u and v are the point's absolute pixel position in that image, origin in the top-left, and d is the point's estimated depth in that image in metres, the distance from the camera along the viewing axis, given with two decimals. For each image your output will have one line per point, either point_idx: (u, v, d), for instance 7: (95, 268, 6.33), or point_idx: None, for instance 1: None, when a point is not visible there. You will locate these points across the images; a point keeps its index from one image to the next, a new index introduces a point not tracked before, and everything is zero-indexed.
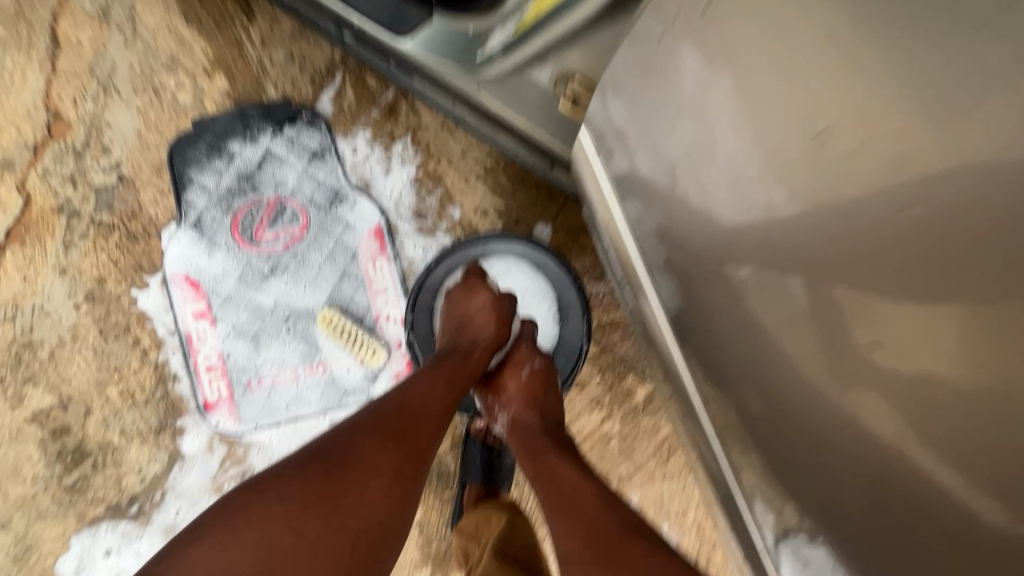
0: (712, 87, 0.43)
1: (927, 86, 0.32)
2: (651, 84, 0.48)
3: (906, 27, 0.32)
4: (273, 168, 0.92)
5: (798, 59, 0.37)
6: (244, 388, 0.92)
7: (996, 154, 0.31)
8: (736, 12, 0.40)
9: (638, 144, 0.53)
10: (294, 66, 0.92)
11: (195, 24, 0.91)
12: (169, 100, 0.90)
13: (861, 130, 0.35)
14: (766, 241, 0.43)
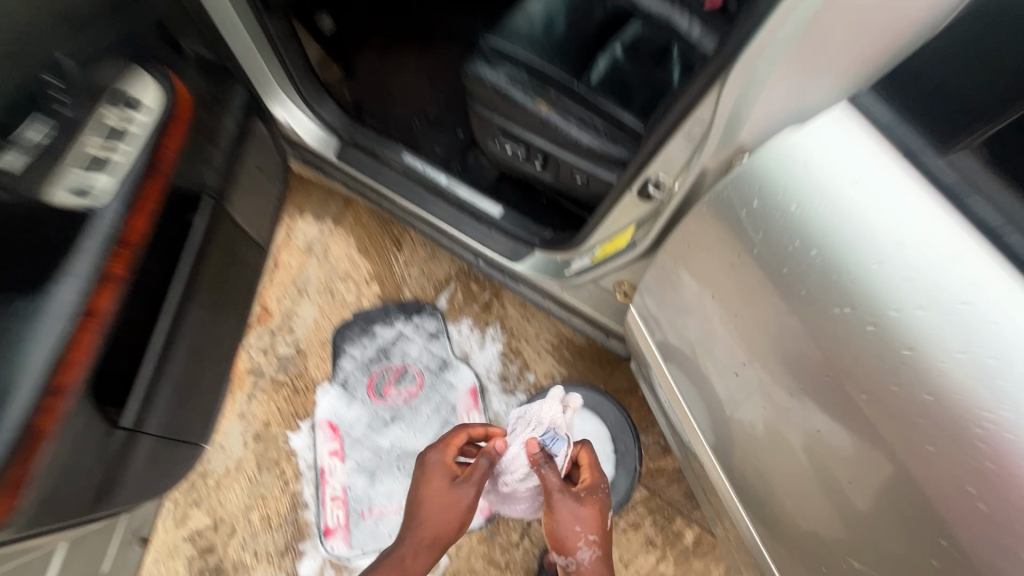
0: (702, 301, 0.65)
1: (812, 315, 0.51)
2: (668, 295, 0.71)
3: (792, 281, 0.52)
4: (402, 343, 1.29)
5: (740, 291, 0.58)
6: (358, 516, 1.13)
7: (858, 357, 0.47)
8: (703, 260, 0.62)
9: (671, 330, 0.75)
10: (424, 277, 1.35)
11: (364, 252, 1.38)
12: (339, 299, 1.33)
13: (786, 336, 0.54)
14: (761, 399, 0.61)
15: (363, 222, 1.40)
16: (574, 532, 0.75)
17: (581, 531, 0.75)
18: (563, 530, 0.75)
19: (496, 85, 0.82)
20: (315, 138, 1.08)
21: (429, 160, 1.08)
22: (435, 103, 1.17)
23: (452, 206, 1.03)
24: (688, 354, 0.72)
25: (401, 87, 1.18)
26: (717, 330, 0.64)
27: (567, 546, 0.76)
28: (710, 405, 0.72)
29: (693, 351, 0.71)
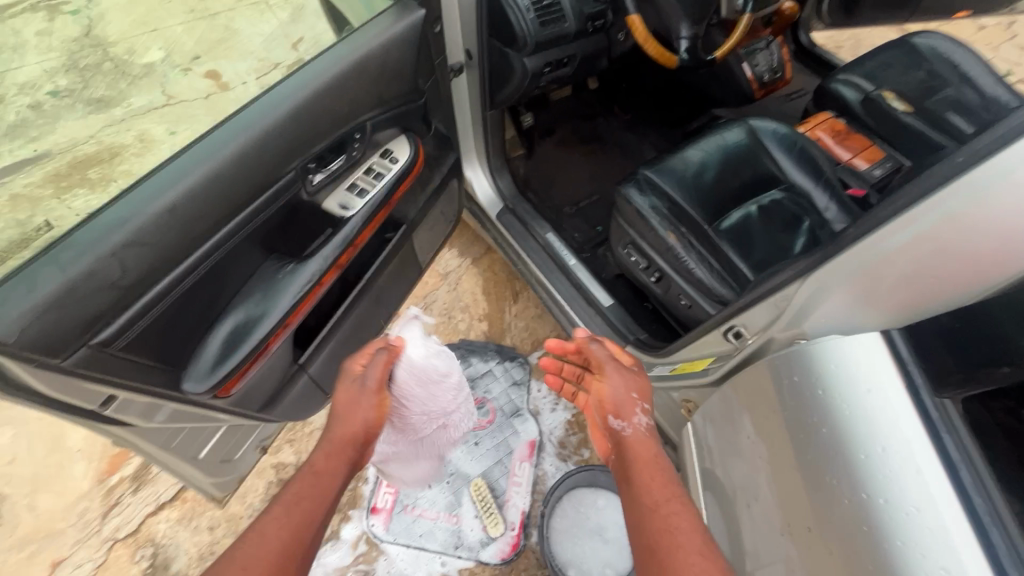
0: (754, 443, 0.67)
1: (830, 484, 0.52)
2: (727, 427, 0.74)
3: (825, 446, 0.54)
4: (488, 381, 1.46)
5: (782, 445, 0.60)
6: (401, 508, 1.28)
7: (860, 535, 0.48)
8: (763, 407, 0.65)
9: (720, 464, 0.76)
10: (526, 333, 1.55)
11: (486, 293, 1.60)
12: (453, 324, 1.55)
13: (804, 499, 0.55)
14: (772, 559, 0.59)
15: (494, 268, 1.64)
16: (629, 397, 0.74)
17: (635, 397, 0.74)
18: (620, 395, 0.74)
19: (640, 208, 1.01)
20: (488, 200, 1.31)
21: (567, 242, 1.29)
22: (587, 198, 1.40)
23: (572, 285, 1.21)
24: (733, 495, 0.72)
25: (566, 178, 1.43)
26: (761, 463, 0.65)
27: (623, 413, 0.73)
28: (733, 558, 0.70)
29: (736, 498, 0.71)
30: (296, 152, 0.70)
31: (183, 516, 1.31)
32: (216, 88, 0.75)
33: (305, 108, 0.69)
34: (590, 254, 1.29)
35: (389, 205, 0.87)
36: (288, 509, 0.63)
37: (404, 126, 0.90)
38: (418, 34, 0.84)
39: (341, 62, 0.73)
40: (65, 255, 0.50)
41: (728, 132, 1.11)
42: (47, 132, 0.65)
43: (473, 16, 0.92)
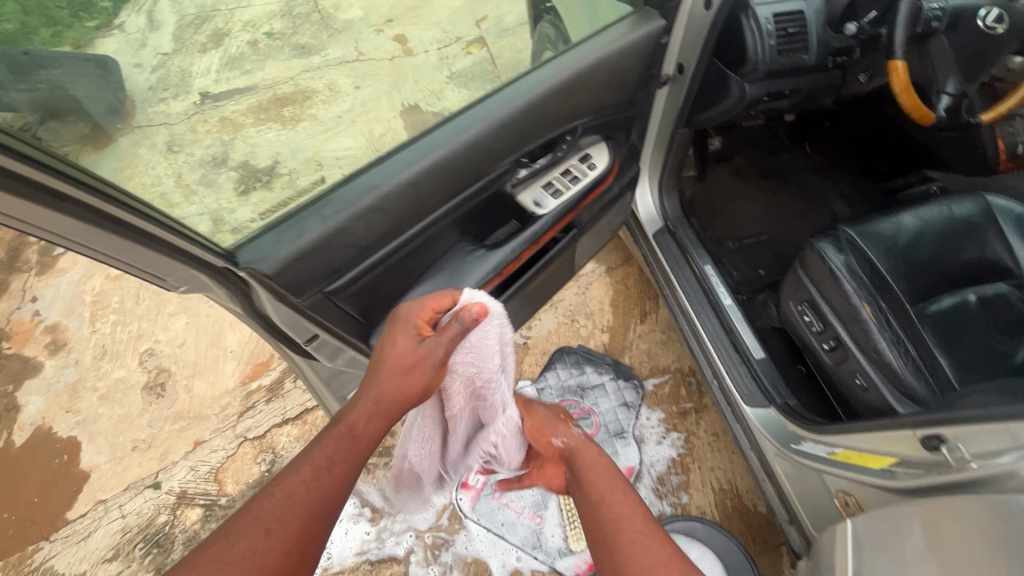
0: (921, 554, 0.61)
1: None
2: (887, 526, 0.68)
3: None
4: (598, 394, 1.43)
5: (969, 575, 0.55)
6: (489, 492, 1.32)
7: None
8: (950, 524, 0.59)
9: (865, 562, 0.70)
10: (647, 356, 1.50)
11: (615, 306, 1.57)
12: (575, 327, 1.53)
13: None
14: None
15: (628, 284, 1.60)
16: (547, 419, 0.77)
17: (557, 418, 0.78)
18: (541, 422, 0.78)
19: (833, 266, 0.91)
20: (648, 217, 1.28)
21: (724, 280, 1.21)
22: (755, 237, 1.30)
23: (721, 327, 1.14)
24: None
25: (734, 210, 1.34)
26: None
27: (544, 435, 0.76)
28: None
29: None
30: (515, 146, 0.72)
31: (301, 435, 1.46)
32: (396, 54, 0.87)
33: (536, 105, 0.70)
34: (747, 298, 1.20)
35: (575, 210, 0.87)
36: (326, 466, 0.58)
37: (607, 134, 0.89)
38: (651, 43, 0.83)
39: (579, 63, 0.73)
40: (325, 207, 0.55)
41: (957, 201, 0.97)
42: (257, 67, 0.76)
43: (703, 30, 0.89)
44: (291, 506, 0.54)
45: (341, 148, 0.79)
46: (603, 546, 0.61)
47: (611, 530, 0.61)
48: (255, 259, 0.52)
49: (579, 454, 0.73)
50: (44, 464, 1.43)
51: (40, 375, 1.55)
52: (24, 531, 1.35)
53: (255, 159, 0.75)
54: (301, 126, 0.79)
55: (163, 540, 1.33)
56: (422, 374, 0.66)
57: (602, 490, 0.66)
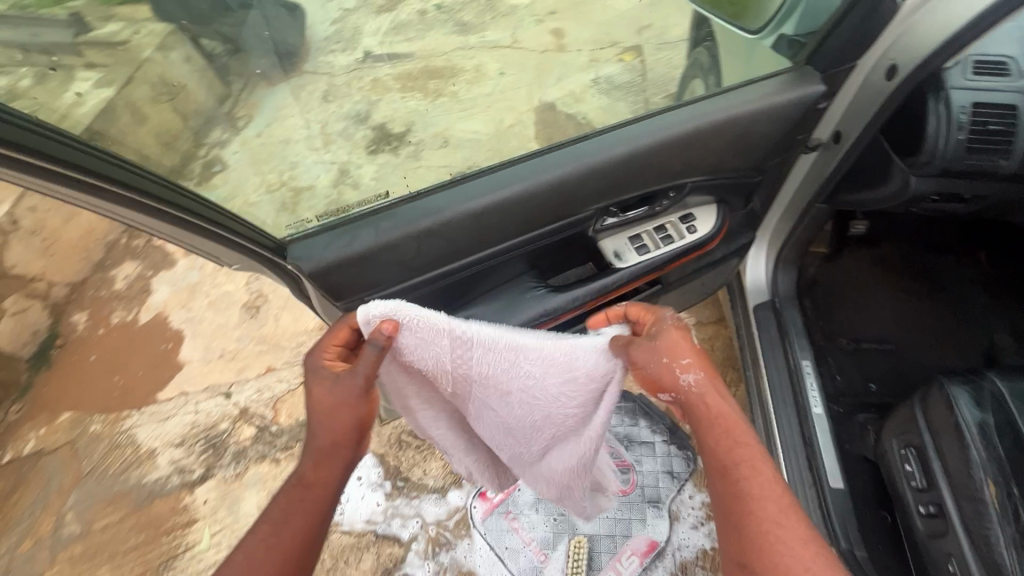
0: None
1: None
2: None
3: None
4: (644, 452, 1.35)
5: None
6: (503, 511, 1.30)
7: None
8: None
9: None
10: None
11: None
12: None
13: None
14: None
15: (714, 347, 1.47)
16: (664, 363, 0.60)
17: (676, 361, 0.61)
18: (654, 367, 0.60)
19: (960, 420, 0.74)
20: (755, 285, 1.15)
21: (821, 384, 1.05)
22: (876, 342, 1.11)
23: (799, 436, 0.99)
24: None
25: (862, 304, 1.15)
26: None
27: (663, 383, 0.62)
28: None
29: None
30: (607, 193, 0.74)
31: None
32: (549, 46, 0.86)
33: (638, 156, 0.71)
34: (845, 413, 1.03)
35: (663, 270, 0.84)
36: (284, 521, 0.62)
37: (722, 196, 0.86)
38: (800, 110, 0.76)
39: (697, 120, 0.71)
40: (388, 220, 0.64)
41: None
42: (418, 36, 0.84)
43: (877, 104, 0.77)
44: (259, 559, 0.60)
45: (470, 128, 0.86)
46: (733, 511, 0.57)
47: (748, 499, 0.56)
48: (304, 256, 0.62)
49: (709, 399, 0.61)
50: (154, 346, 1.67)
51: (172, 270, 1.80)
52: (125, 396, 1.58)
53: (391, 123, 0.85)
54: (439, 101, 0.85)
55: (218, 444, 1.47)
56: (350, 409, 0.62)
57: (731, 447, 0.59)
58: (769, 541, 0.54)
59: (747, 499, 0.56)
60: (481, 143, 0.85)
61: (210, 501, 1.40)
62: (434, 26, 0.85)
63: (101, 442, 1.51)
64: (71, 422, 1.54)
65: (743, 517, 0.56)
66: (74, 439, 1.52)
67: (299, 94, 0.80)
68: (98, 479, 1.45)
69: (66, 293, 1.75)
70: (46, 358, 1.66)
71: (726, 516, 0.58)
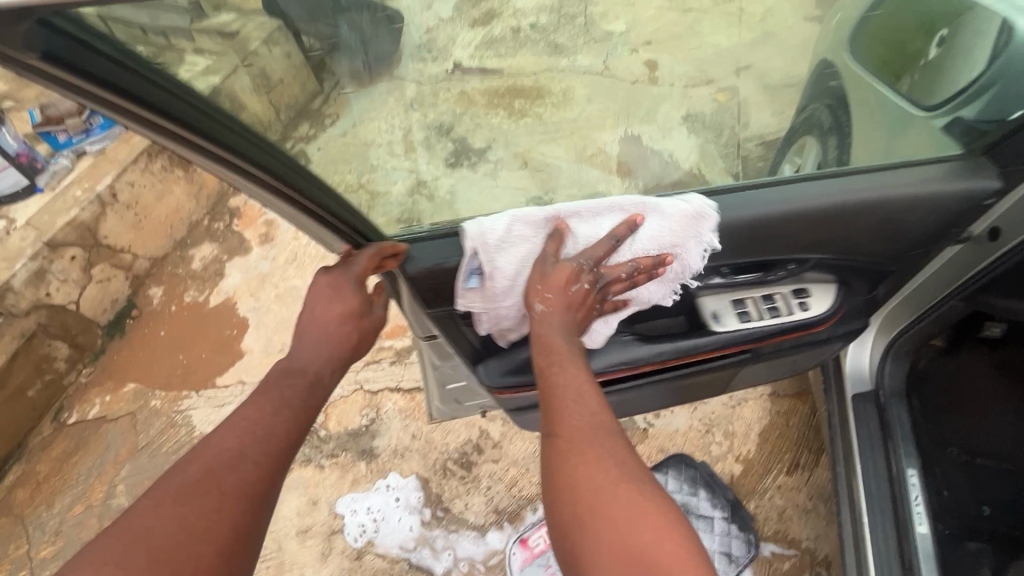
0: None
1: None
2: None
3: None
4: (700, 525, 1.26)
5: None
6: (543, 563, 1.26)
7: None
8: None
9: None
10: (777, 515, 1.26)
11: (762, 442, 1.35)
12: (705, 440, 1.36)
13: None
14: None
15: (788, 423, 1.37)
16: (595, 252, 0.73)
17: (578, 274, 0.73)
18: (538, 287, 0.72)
19: None
20: (854, 373, 1.05)
21: (927, 500, 0.94)
22: (993, 459, 0.98)
23: (898, 558, 0.89)
24: None
25: (984, 413, 1.01)
26: None
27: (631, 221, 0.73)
28: None
29: None
30: (723, 254, 0.77)
31: (404, 410, 1.48)
32: (640, 79, 0.83)
33: (766, 224, 0.74)
34: (954, 537, 0.93)
35: (759, 340, 0.86)
36: (269, 415, 0.66)
37: (843, 277, 0.84)
38: (962, 204, 0.75)
39: (846, 196, 0.73)
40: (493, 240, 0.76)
41: None
42: (510, 53, 0.80)
43: None
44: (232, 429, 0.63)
45: (553, 153, 0.84)
46: (566, 443, 0.60)
47: (570, 428, 0.61)
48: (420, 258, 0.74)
49: (562, 368, 0.68)
50: (221, 330, 1.70)
51: (246, 257, 1.83)
52: (188, 376, 1.62)
53: (473, 136, 0.82)
54: (524, 122, 0.83)
55: None
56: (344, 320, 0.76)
57: (572, 382, 0.66)
58: (588, 458, 0.58)
59: (580, 457, 0.58)
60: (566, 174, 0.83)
61: None
62: (527, 46, 0.80)
63: (159, 417, 1.55)
64: (135, 394, 1.59)
65: (558, 442, 0.61)
66: (135, 411, 1.56)
67: (386, 99, 0.76)
68: (152, 456, 1.48)
69: (147, 267, 1.80)
70: (120, 326, 1.73)
71: (551, 436, 0.62)
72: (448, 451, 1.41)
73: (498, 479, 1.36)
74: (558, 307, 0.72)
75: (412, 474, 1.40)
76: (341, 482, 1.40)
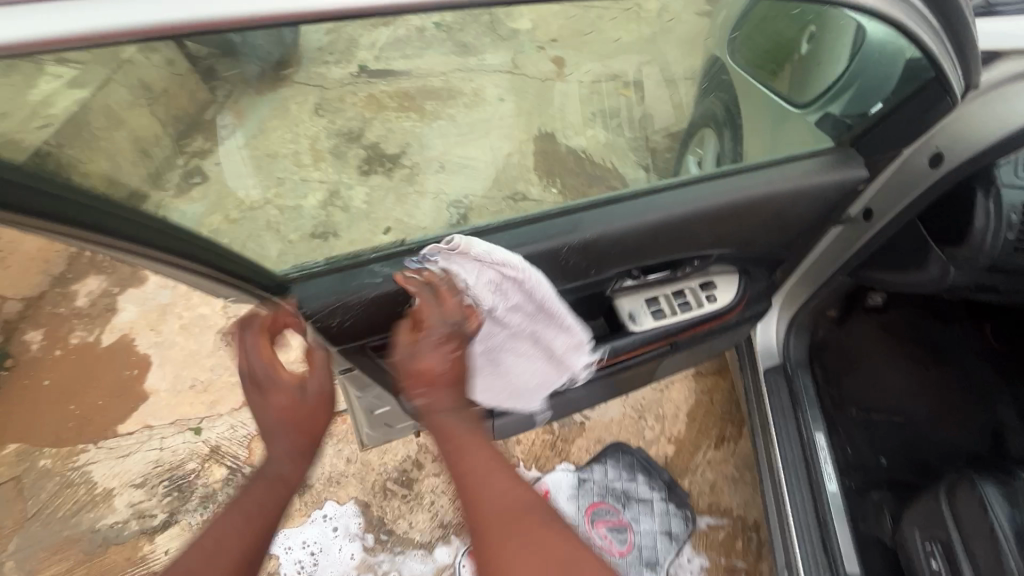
0: None
1: None
2: None
3: None
4: (641, 509, 1.30)
5: None
6: None
7: None
8: None
9: None
10: (710, 489, 1.34)
11: (692, 420, 1.42)
12: (640, 426, 1.41)
13: None
14: None
15: (713, 400, 1.45)
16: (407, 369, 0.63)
17: (432, 361, 0.63)
18: (413, 362, 0.63)
19: (995, 523, 0.76)
20: (764, 348, 1.12)
21: (833, 459, 1.03)
22: (887, 415, 1.10)
23: (813, 514, 0.96)
24: None
25: (876, 374, 1.14)
26: None
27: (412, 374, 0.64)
28: None
29: None
30: (631, 258, 0.81)
31: (336, 435, 1.40)
32: (549, 75, 0.78)
33: (667, 223, 0.78)
34: (859, 490, 1.02)
35: (677, 333, 0.91)
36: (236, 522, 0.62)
37: (743, 267, 0.92)
38: (842, 189, 0.82)
39: (728, 196, 0.78)
40: (385, 273, 0.74)
41: None
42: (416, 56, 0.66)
43: (916, 186, 0.82)
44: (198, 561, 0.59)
45: (466, 154, 0.81)
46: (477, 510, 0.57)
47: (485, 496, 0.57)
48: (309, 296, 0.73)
49: (464, 443, 0.61)
50: (118, 371, 1.53)
51: (141, 287, 1.64)
52: (82, 428, 1.44)
53: (386, 142, 0.76)
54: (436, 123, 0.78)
55: (185, 487, 1.36)
56: (285, 386, 0.68)
57: (471, 454, 0.60)
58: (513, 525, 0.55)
59: (511, 535, 0.55)
60: (481, 174, 0.81)
61: (173, 551, 1.29)
62: (429, 49, 0.64)
63: (51, 479, 1.37)
64: (18, 456, 1.40)
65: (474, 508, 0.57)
66: (19, 476, 1.37)
67: (287, 108, 0.67)
68: (45, 524, 1.31)
69: (19, 311, 1.58)
70: None
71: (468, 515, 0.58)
72: (387, 470, 1.36)
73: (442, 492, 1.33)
74: (441, 391, 0.63)
75: (350, 499, 1.33)
76: None
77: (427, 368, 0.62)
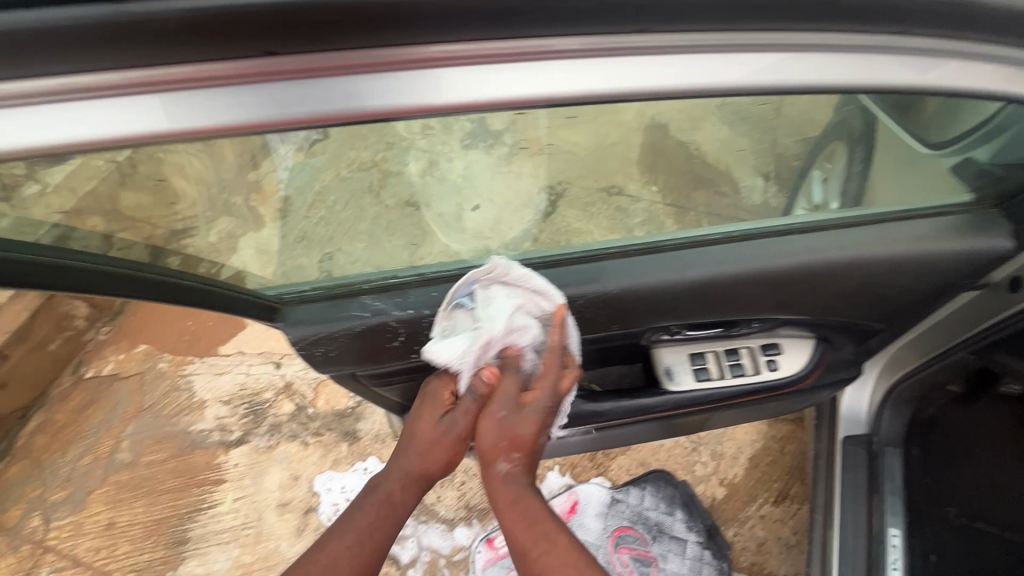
0: None
1: None
2: None
3: None
4: (672, 548, 1.21)
5: None
6: (506, 565, 1.25)
7: None
8: None
9: None
10: (755, 547, 1.21)
11: (753, 467, 1.28)
12: (691, 459, 1.30)
13: None
14: None
15: (783, 451, 1.29)
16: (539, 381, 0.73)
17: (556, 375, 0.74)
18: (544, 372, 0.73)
19: None
20: (849, 415, 0.96)
21: (907, 564, 0.87)
22: (998, 528, 0.90)
23: None
24: None
25: (993, 475, 0.93)
26: None
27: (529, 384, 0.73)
28: None
29: None
30: (668, 314, 0.77)
31: None
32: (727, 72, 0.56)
33: (718, 281, 0.73)
34: None
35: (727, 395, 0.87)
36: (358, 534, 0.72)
37: (821, 333, 0.84)
38: (957, 264, 0.71)
39: (794, 259, 0.72)
40: (372, 308, 0.76)
41: None
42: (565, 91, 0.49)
43: None
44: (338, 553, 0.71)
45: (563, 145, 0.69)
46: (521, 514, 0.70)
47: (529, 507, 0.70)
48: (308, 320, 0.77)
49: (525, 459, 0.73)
50: None
51: None
52: (194, 342, 1.68)
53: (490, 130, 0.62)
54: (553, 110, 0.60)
55: (260, 412, 1.54)
56: (442, 448, 0.75)
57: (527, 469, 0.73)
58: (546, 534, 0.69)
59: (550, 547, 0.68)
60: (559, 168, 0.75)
61: (241, 465, 1.47)
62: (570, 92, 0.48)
63: (165, 380, 1.62)
64: (145, 354, 1.67)
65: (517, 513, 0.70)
66: (144, 371, 1.64)
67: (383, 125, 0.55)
68: (155, 416, 1.57)
69: None
70: None
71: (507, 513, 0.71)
72: None
73: (473, 475, 1.35)
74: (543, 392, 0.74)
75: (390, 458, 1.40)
76: (323, 460, 1.46)
77: (561, 377, 0.74)
